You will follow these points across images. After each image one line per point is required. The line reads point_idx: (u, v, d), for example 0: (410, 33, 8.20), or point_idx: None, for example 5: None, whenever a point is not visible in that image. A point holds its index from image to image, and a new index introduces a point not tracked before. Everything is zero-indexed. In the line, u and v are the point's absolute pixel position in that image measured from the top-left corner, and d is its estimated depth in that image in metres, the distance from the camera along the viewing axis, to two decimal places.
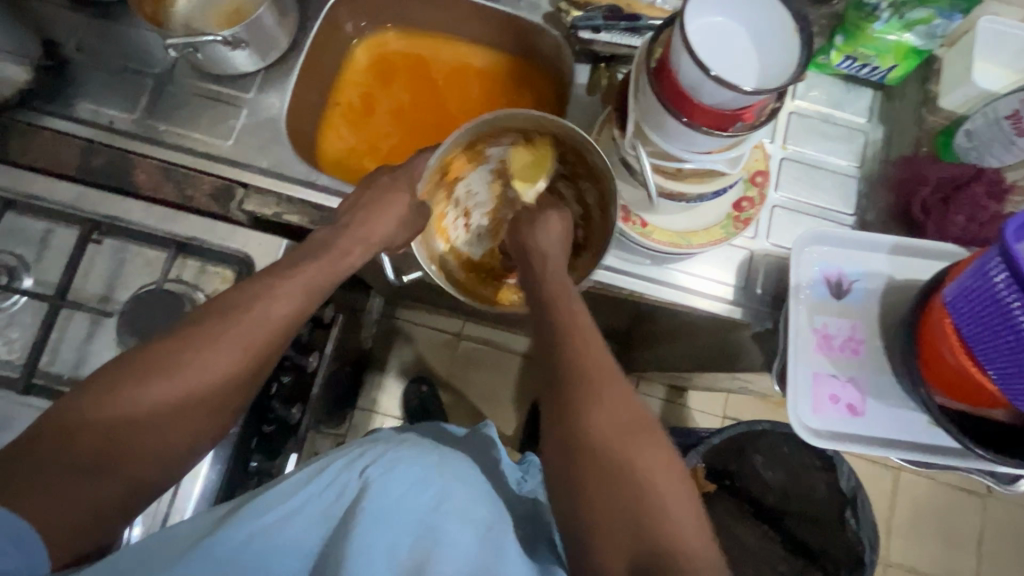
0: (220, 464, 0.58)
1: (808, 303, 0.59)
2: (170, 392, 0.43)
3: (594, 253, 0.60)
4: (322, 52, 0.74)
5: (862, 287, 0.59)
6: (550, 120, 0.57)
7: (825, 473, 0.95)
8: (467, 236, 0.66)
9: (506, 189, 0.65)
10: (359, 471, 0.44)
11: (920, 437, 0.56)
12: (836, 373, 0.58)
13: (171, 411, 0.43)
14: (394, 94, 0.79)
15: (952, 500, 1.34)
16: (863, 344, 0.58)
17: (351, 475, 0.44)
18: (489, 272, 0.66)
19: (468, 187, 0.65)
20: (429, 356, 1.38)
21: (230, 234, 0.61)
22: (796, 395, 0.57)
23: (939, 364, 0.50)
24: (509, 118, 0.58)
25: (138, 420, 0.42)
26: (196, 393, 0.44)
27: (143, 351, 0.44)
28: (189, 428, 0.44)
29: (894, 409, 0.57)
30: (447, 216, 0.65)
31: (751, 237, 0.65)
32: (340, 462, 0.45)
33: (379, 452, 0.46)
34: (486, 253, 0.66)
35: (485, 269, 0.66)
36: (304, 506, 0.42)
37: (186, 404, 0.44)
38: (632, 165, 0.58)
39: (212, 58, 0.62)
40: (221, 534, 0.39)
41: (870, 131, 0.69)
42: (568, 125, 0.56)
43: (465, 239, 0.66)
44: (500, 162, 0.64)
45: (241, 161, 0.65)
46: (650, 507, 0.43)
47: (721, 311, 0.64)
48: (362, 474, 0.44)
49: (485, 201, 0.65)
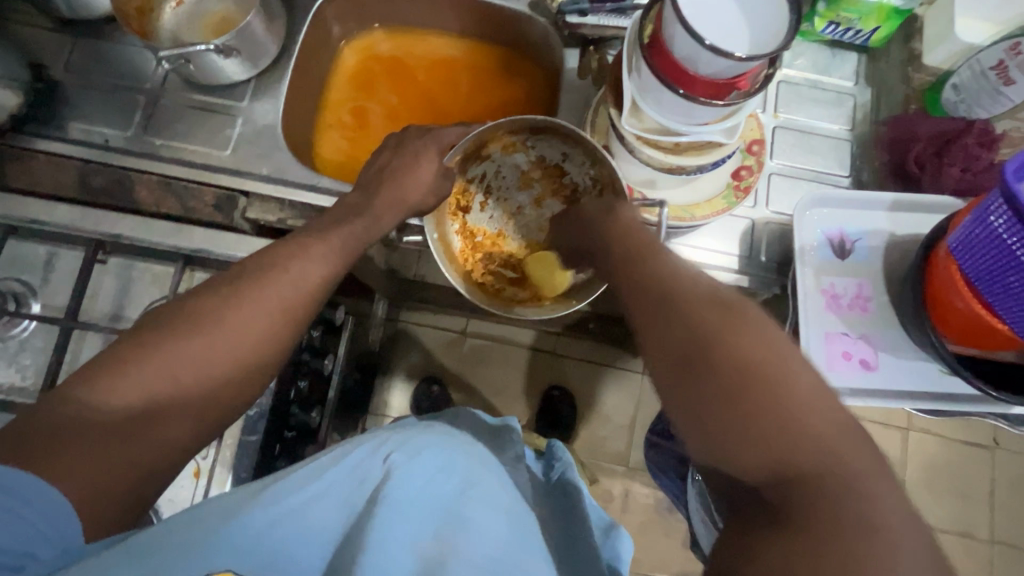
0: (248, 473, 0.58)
1: (813, 265, 0.60)
2: (203, 368, 0.43)
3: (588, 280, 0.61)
4: (311, 56, 0.74)
5: (865, 245, 0.61)
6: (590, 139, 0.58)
7: None
8: (479, 213, 0.68)
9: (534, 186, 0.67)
10: (381, 457, 0.41)
11: (934, 383, 0.57)
12: (846, 331, 0.59)
13: (203, 376, 0.43)
14: (385, 96, 0.80)
15: (964, 455, 1.37)
16: (871, 301, 0.59)
17: (376, 459, 0.41)
18: (486, 255, 0.67)
19: (498, 167, 0.67)
20: (436, 357, 1.38)
21: (237, 243, 0.61)
22: (811, 356, 0.58)
23: (950, 309, 0.51)
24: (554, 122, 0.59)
25: (169, 385, 0.42)
26: (226, 373, 0.44)
27: (177, 324, 0.44)
28: (216, 402, 0.44)
29: (906, 360, 0.58)
30: (469, 191, 0.67)
31: (751, 206, 0.66)
32: (367, 445, 0.42)
33: (405, 439, 0.43)
34: (491, 235, 0.68)
35: (484, 250, 0.67)
36: (323, 496, 0.39)
37: (219, 381, 0.44)
38: (634, 146, 0.59)
39: (204, 68, 0.62)
40: (237, 525, 0.36)
41: (858, 94, 0.70)
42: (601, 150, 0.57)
43: (477, 215, 0.68)
44: (536, 160, 0.67)
45: (242, 169, 0.65)
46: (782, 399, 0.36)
47: (729, 281, 0.65)
48: (386, 461, 0.41)
49: (512, 186, 0.68)
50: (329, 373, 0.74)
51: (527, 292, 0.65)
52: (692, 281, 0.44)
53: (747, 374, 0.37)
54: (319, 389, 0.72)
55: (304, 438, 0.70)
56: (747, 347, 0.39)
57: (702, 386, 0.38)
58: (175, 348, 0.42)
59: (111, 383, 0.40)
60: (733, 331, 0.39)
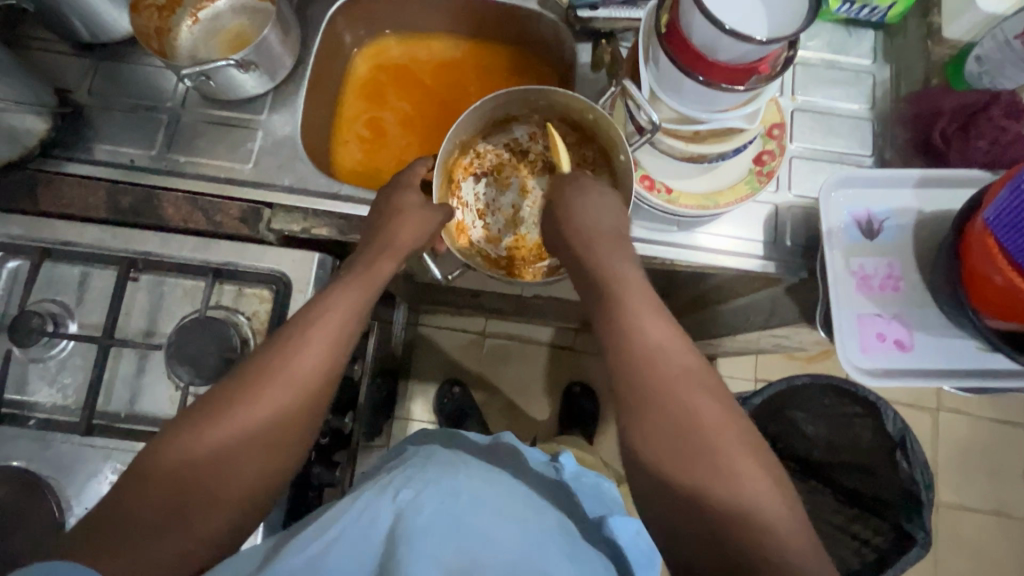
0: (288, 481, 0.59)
1: (842, 246, 0.59)
2: (224, 445, 0.46)
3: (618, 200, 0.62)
4: (325, 66, 0.75)
5: (893, 224, 0.60)
6: (534, 93, 0.62)
7: (870, 422, 0.95)
8: (488, 239, 0.66)
9: (511, 181, 0.68)
10: (389, 499, 0.43)
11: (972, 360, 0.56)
12: (879, 312, 0.58)
13: (234, 453, 0.46)
14: (399, 102, 0.80)
15: (996, 434, 1.37)
16: (902, 281, 0.58)
17: (383, 503, 0.43)
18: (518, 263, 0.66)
19: (473, 190, 0.68)
20: (457, 359, 1.39)
21: (264, 254, 0.63)
22: (843, 339, 0.57)
23: (988, 285, 0.49)
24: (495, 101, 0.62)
25: (200, 466, 0.45)
26: (242, 435, 0.47)
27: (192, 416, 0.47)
28: (248, 474, 0.47)
29: (942, 337, 0.57)
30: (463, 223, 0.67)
31: (774, 191, 0.65)
32: (370, 493, 0.45)
33: (409, 479, 0.46)
34: (513, 247, 0.66)
35: (514, 259, 0.66)
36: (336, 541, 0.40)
37: (245, 449, 0.47)
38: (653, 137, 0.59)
39: (224, 84, 0.63)
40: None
41: (876, 72, 0.69)
42: (549, 91, 0.61)
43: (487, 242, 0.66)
44: (499, 158, 0.68)
45: (265, 181, 0.66)
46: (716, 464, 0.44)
47: (754, 268, 0.64)
48: (396, 499, 0.43)
49: (495, 194, 0.68)
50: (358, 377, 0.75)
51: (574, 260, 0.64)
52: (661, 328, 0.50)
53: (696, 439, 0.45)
54: (350, 394, 0.74)
55: (337, 443, 0.71)
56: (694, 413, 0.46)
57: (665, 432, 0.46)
58: (194, 435, 0.46)
59: (148, 472, 0.44)
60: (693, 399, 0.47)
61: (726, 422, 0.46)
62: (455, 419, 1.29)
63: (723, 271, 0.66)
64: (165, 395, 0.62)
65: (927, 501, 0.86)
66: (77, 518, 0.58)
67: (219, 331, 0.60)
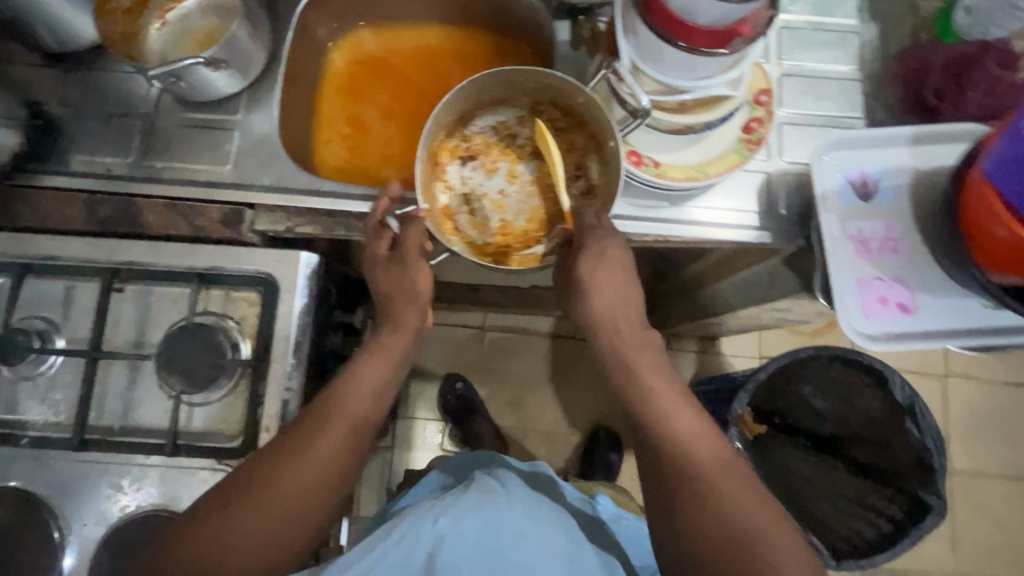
0: None
1: (838, 211, 0.58)
2: (252, 520, 0.51)
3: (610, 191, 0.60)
4: (300, 62, 0.73)
5: (889, 185, 0.58)
6: (527, 76, 0.61)
7: (878, 391, 0.93)
8: (471, 224, 0.63)
9: (497, 166, 0.66)
10: (433, 520, 0.55)
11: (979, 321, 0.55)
12: (879, 275, 0.56)
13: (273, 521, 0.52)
14: (377, 94, 0.78)
15: (1005, 397, 1.38)
16: (902, 242, 0.57)
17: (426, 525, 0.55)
18: (503, 250, 0.63)
19: (458, 173, 0.65)
20: (458, 355, 1.39)
21: (249, 256, 0.62)
22: (846, 304, 0.55)
23: (990, 240, 0.48)
24: (486, 80, 0.61)
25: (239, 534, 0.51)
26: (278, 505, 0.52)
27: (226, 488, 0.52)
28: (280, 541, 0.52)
29: (945, 298, 0.56)
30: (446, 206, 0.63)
31: (765, 159, 0.64)
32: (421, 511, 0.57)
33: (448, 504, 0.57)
34: (498, 233, 0.63)
35: (498, 246, 0.63)
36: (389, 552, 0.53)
37: (271, 525, 0.52)
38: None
39: (195, 84, 0.62)
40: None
41: (862, 30, 0.67)
42: (543, 75, 0.60)
43: (469, 226, 0.63)
44: (486, 141, 0.66)
45: (244, 182, 0.64)
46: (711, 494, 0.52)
47: (749, 239, 0.63)
48: (436, 524, 0.55)
49: (481, 178, 0.65)
50: None
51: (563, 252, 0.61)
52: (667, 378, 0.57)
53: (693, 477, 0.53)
54: None
55: None
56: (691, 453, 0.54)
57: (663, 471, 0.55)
58: (236, 500, 0.52)
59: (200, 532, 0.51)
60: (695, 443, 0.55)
61: (723, 457, 0.54)
62: (460, 415, 1.29)
63: (718, 244, 0.64)
64: (158, 405, 0.61)
65: (941, 467, 0.87)
66: (77, 534, 0.57)
67: (210, 337, 0.60)
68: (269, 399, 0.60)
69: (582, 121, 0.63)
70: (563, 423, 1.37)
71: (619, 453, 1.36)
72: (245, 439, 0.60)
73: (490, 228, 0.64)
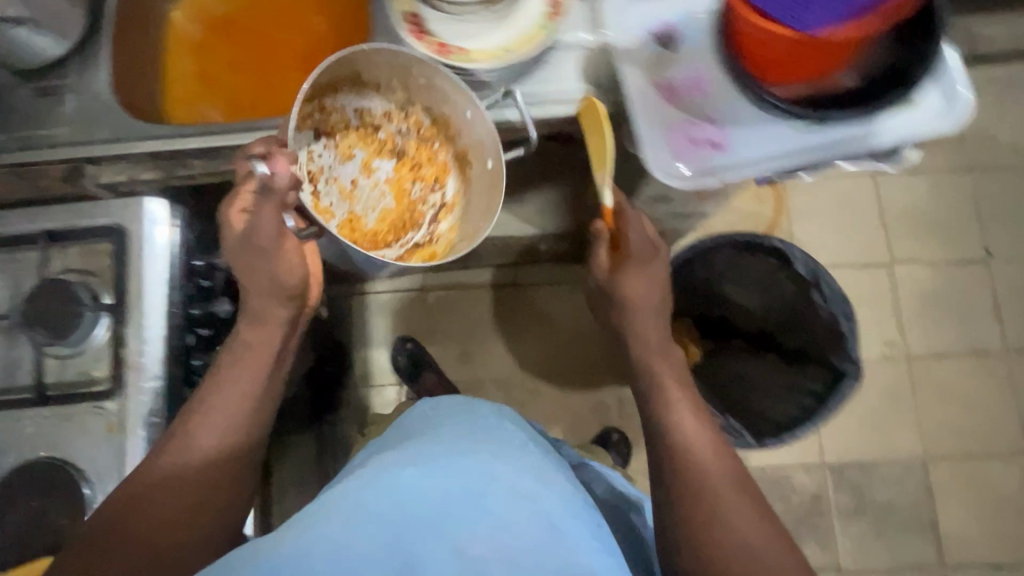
0: (161, 412, 0.63)
1: (642, 62, 0.66)
2: (157, 506, 0.58)
3: (455, 202, 0.75)
4: (135, 24, 0.74)
5: (685, 32, 0.68)
6: (415, 71, 0.65)
7: (783, 271, 0.94)
8: (338, 208, 0.71)
9: (352, 151, 0.73)
10: (402, 469, 0.51)
11: (839, 151, 0.65)
12: (690, 118, 0.66)
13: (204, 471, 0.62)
14: (224, 48, 0.80)
15: (953, 276, 1.37)
16: (707, 86, 0.67)
17: (393, 471, 0.51)
18: (357, 238, 0.71)
19: (317, 153, 0.71)
20: (403, 320, 1.39)
21: (96, 208, 0.64)
22: (655, 145, 0.65)
23: (766, 50, 0.62)
24: (371, 66, 0.66)
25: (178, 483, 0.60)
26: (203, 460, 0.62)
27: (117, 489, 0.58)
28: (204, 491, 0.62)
29: (752, 129, 0.66)
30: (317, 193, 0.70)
31: (576, 32, 0.66)
32: (384, 466, 0.52)
33: (416, 455, 0.54)
34: (347, 221, 0.71)
35: (355, 237, 0.71)
36: (352, 506, 0.47)
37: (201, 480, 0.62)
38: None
39: (12, 48, 0.63)
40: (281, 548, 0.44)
41: None
42: (398, 53, 0.62)
43: (334, 211, 0.71)
44: (345, 128, 0.72)
45: (83, 138, 0.66)
46: (712, 512, 0.65)
47: (579, 108, 0.66)
48: (407, 469, 0.51)
49: (334, 157, 0.72)
50: (232, 315, 0.76)
51: (416, 254, 0.73)
52: (679, 424, 0.73)
53: (695, 487, 0.67)
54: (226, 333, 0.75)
55: None
56: (691, 466, 0.69)
57: (682, 486, 0.68)
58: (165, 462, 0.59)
59: (137, 493, 0.57)
60: (704, 463, 0.69)
61: (725, 472, 0.69)
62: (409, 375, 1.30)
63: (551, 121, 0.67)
64: (28, 367, 0.63)
65: (847, 328, 0.88)
66: None
67: (65, 290, 0.61)
68: (131, 337, 0.62)
69: (443, 128, 0.73)
70: (518, 370, 1.38)
71: (576, 391, 1.36)
72: (113, 379, 0.62)
73: (336, 215, 0.71)
